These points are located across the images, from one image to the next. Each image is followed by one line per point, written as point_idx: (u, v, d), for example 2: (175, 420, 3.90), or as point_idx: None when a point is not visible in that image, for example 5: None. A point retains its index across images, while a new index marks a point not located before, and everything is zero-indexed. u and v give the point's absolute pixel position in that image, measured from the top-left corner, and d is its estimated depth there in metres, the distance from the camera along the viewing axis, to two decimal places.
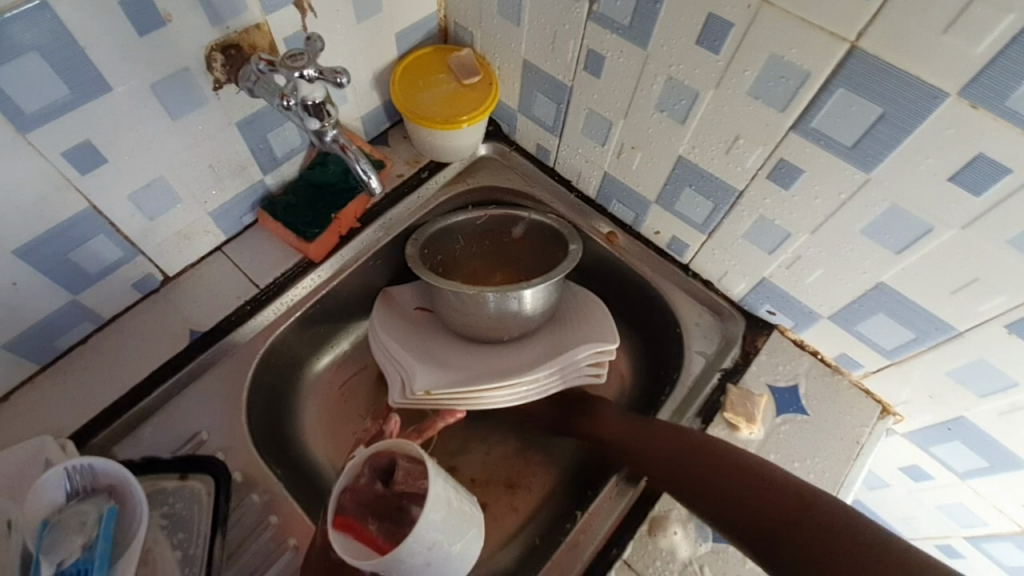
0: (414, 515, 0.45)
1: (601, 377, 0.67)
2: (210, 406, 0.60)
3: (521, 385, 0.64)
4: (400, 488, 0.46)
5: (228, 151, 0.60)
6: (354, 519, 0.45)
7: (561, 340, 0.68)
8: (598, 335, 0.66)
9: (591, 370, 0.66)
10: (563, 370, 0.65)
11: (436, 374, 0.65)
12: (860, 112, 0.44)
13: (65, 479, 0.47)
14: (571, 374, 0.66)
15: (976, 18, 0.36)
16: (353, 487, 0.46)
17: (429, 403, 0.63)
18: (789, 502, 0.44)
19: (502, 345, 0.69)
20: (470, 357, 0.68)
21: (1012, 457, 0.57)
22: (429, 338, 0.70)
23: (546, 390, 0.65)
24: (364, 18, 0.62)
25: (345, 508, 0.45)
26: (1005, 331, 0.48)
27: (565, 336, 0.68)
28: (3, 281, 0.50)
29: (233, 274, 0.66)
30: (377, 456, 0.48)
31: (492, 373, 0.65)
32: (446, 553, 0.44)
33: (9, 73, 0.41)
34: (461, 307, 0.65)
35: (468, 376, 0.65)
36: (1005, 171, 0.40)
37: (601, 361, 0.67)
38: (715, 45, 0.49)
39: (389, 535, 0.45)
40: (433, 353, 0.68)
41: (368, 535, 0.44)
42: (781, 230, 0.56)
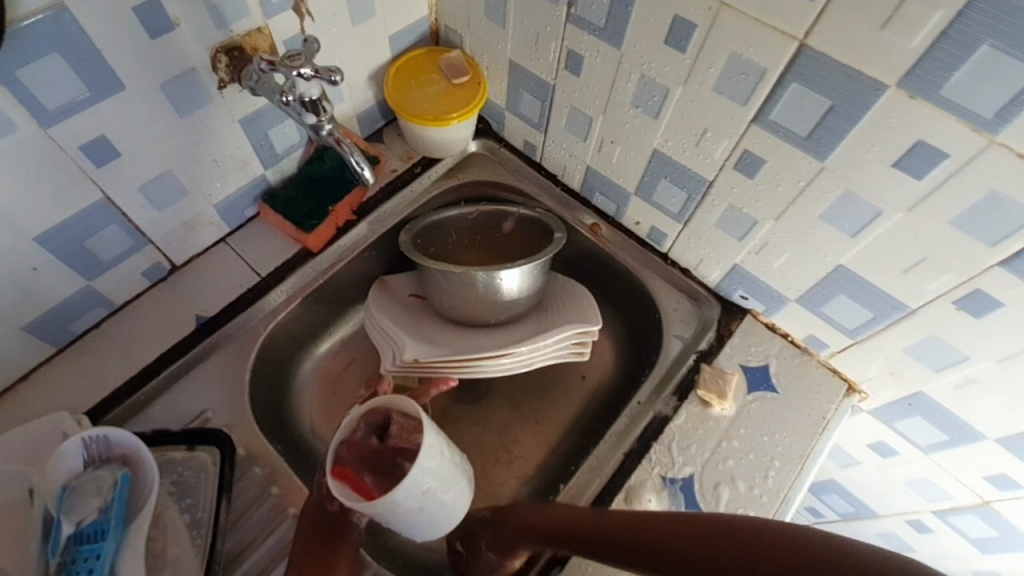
0: (405, 470, 0.49)
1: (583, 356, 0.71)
2: (215, 386, 0.64)
3: (505, 359, 0.68)
4: (395, 442, 0.49)
5: (231, 146, 0.64)
6: (352, 471, 0.48)
7: (546, 321, 0.71)
8: (581, 317, 0.70)
9: (573, 348, 0.70)
10: (546, 346, 0.69)
11: (425, 347, 0.69)
12: (812, 105, 0.48)
13: (82, 448, 0.51)
14: (554, 351, 0.70)
15: (910, 16, 0.39)
16: (350, 441, 0.49)
17: (418, 371, 0.68)
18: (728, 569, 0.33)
19: (490, 327, 0.73)
20: (459, 336, 0.72)
21: (969, 430, 0.60)
22: (421, 320, 0.74)
23: (529, 365, 0.69)
24: (359, 22, 0.66)
25: (343, 460, 0.49)
26: (953, 308, 0.51)
27: (550, 318, 0.72)
28: (24, 266, 0.54)
29: (236, 263, 0.70)
30: (373, 412, 0.51)
31: (479, 348, 0.69)
32: (440, 500, 0.49)
33: (32, 72, 0.45)
34: (450, 287, 0.69)
35: (455, 350, 0.69)
36: (943, 156, 0.43)
37: (583, 342, 0.70)
38: (682, 44, 0.52)
39: (382, 487, 0.48)
40: (424, 332, 0.72)
41: (363, 485, 0.48)
42: (747, 218, 0.60)
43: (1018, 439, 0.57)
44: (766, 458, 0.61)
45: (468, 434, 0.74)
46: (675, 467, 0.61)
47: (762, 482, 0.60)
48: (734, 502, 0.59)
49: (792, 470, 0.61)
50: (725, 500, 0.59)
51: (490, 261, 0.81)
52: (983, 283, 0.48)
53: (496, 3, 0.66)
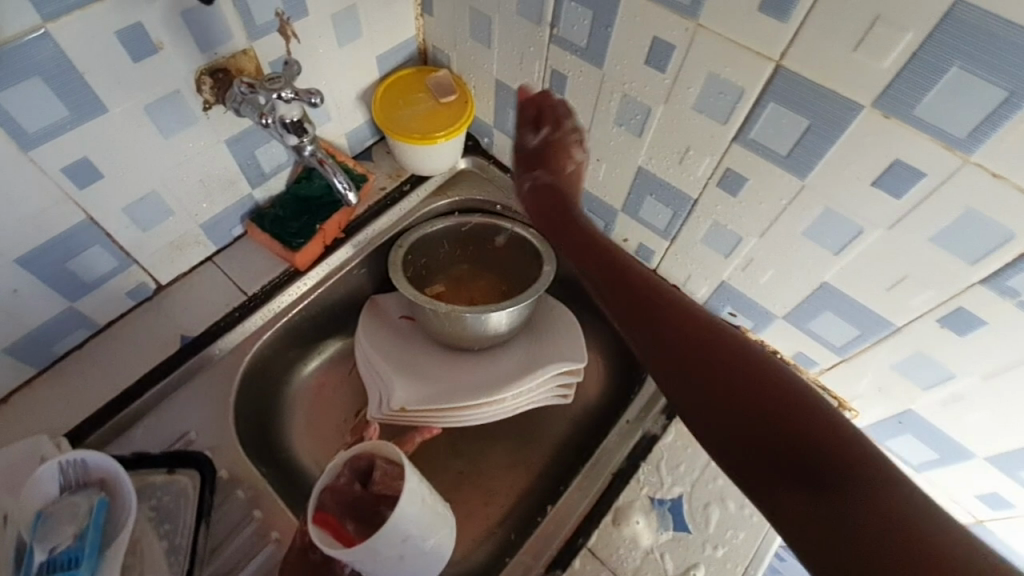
0: (386, 516, 0.49)
1: (567, 399, 0.71)
2: (199, 407, 0.63)
3: (490, 407, 0.68)
4: (378, 489, 0.50)
5: (218, 166, 0.64)
6: (334, 518, 0.48)
7: (534, 359, 0.70)
8: (569, 356, 0.70)
9: (555, 392, 0.70)
10: (532, 390, 0.69)
11: (413, 390, 0.68)
12: (790, 124, 0.48)
13: (59, 472, 0.50)
14: (539, 394, 0.69)
15: (879, 38, 0.40)
16: (333, 487, 0.49)
17: (403, 419, 0.67)
18: (819, 426, 0.36)
19: (479, 359, 0.72)
20: (447, 372, 0.71)
21: (960, 448, 0.59)
22: (410, 351, 0.73)
23: (515, 411, 0.69)
24: (345, 43, 0.67)
25: (326, 507, 0.49)
26: (938, 325, 0.51)
27: (539, 354, 0.71)
28: (5, 287, 0.54)
29: (223, 282, 0.70)
30: (356, 458, 0.51)
31: (466, 390, 0.69)
32: (419, 548, 0.49)
33: (13, 96, 0.46)
34: (439, 324, 0.69)
35: (443, 394, 0.68)
36: (920, 175, 0.43)
37: (568, 382, 0.70)
38: (662, 64, 0.53)
39: (364, 535, 0.49)
40: (413, 367, 0.71)
41: (345, 534, 0.48)
42: (732, 235, 0.60)
43: (1008, 457, 0.56)
44: None
45: (456, 454, 0.73)
46: (664, 487, 0.60)
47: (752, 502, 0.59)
48: (724, 523, 0.58)
49: None
50: (715, 521, 0.58)
51: (482, 274, 0.81)
52: (965, 300, 0.48)
53: (481, 24, 0.66)
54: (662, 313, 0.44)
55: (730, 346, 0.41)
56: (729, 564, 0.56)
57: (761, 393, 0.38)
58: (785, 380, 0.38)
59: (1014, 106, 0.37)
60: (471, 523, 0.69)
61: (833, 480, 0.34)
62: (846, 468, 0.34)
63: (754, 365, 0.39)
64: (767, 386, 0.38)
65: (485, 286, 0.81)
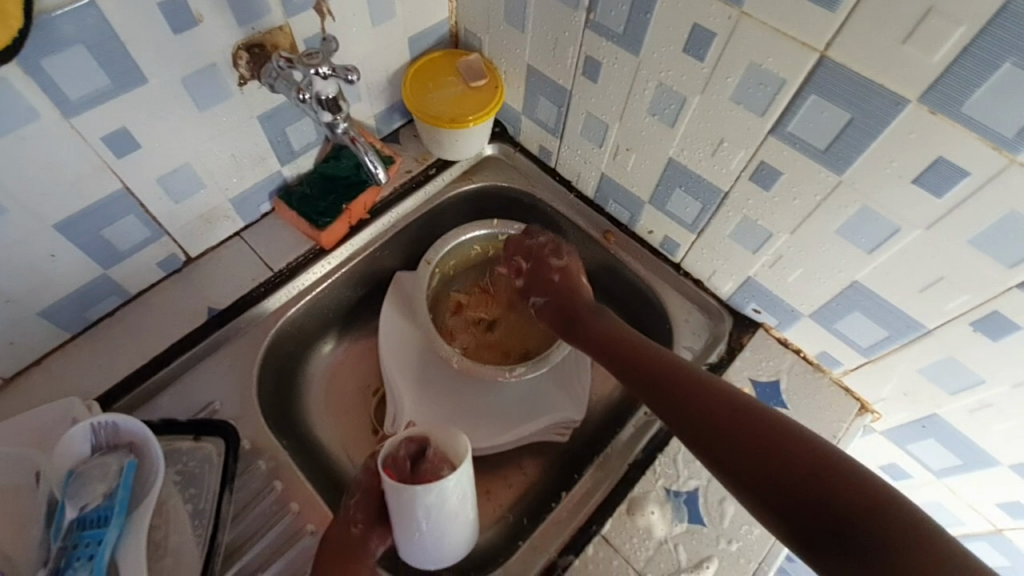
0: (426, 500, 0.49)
1: (563, 439, 0.72)
2: (224, 378, 0.64)
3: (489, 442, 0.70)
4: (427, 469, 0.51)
5: (250, 142, 0.65)
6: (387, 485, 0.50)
7: (539, 397, 0.73)
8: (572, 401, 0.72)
9: (557, 431, 0.72)
10: (532, 428, 0.71)
11: (425, 413, 0.72)
12: (832, 118, 0.47)
13: (91, 433, 0.52)
14: (540, 430, 0.72)
15: (933, 29, 0.38)
16: (392, 457, 0.52)
17: None
18: (789, 442, 0.43)
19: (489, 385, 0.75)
20: (458, 396, 0.74)
21: (984, 455, 0.58)
22: (429, 368, 0.75)
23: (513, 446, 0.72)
24: (379, 22, 0.67)
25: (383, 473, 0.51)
26: (971, 329, 0.50)
27: (545, 391, 0.73)
28: (43, 252, 0.55)
29: (250, 257, 0.71)
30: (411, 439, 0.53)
31: (470, 422, 0.72)
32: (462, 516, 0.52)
33: (57, 62, 0.46)
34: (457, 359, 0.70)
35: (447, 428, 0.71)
36: (964, 173, 0.42)
37: (567, 425, 0.72)
38: (700, 53, 0.52)
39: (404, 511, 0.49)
40: (428, 386, 0.74)
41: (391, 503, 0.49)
42: (762, 231, 0.59)
43: None
44: None
45: None
46: (680, 479, 0.60)
47: None
48: (739, 518, 0.58)
49: None
50: (730, 515, 0.58)
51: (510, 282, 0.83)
52: (1001, 304, 0.47)
53: (515, 8, 0.66)
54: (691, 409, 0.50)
55: (745, 429, 0.45)
56: (742, 558, 0.56)
57: (787, 463, 0.42)
58: (808, 451, 0.42)
59: None
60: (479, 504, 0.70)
61: (859, 537, 0.37)
62: (874, 513, 0.38)
63: (774, 435, 0.44)
64: (787, 466, 0.42)
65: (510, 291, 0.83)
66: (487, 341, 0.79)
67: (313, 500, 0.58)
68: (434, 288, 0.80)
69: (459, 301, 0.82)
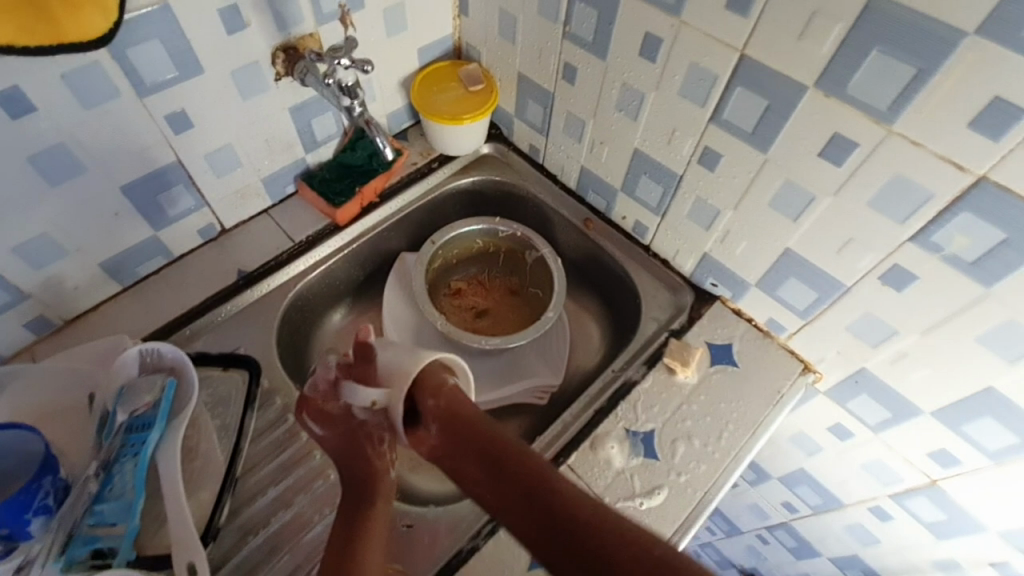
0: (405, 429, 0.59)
1: (540, 401, 0.82)
2: (249, 328, 0.75)
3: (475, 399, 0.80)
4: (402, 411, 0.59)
5: (282, 130, 0.77)
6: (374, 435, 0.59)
7: (520, 366, 0.83)
8: (547, 373, 0.83)
9: (535, 395, 0.82)
10: (513, 391, 0.81)
11: None
12: (755, 105, 0.57)
13: (139, 358, 0.63)
14: (520, 393, 0.81)
15: (818, 29, 0.49)
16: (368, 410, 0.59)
17: None
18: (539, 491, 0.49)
19: (477, 355, 0.83)
20: (449, 362, 0.83)
21: (909, 405, 0.65)
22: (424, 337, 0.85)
23: (496, 404, 0.81)
24: (394, 33, 0.80)
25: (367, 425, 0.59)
26: (880, 284, 0.59)
27: (525, 361, 0.84)
28: (109, 210, 0.67)
29: (275, 230, 0.82)
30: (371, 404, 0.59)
31: None
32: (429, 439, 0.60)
33: (138, 53, 0.59)
34: (447, 332, 0.79)
35: None
36: (855, 145, 0.52)
37: (544, 390, 0.82)
38: (653, 56, 0.63)
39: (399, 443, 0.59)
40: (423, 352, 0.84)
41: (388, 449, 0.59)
42: (711, 208, 0.69)
43: (950, 412, 0.62)
44: (722, 422, 0.69)
45: None
46: (639, 422, 0.69)
47: (717, 441, 0.68)
48: (689, 456, 0.67)
49: (744, 434, 0.68)
50: (681, 453, 0.67)
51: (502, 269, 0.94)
52: (899, 259, 0.56)
53: (507, 23, 0.78)
54: (526, 501, 0.49)
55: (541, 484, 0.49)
56: (689, 488, 0.65)
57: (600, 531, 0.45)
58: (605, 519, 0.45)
59: (921, 82, 0.46)
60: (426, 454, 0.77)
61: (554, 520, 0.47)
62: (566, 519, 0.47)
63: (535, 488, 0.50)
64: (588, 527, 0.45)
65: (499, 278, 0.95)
66: (475, 326, 0.91)
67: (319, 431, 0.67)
68: (436, 273, 0.91)
69: (458, 288, 0.93)
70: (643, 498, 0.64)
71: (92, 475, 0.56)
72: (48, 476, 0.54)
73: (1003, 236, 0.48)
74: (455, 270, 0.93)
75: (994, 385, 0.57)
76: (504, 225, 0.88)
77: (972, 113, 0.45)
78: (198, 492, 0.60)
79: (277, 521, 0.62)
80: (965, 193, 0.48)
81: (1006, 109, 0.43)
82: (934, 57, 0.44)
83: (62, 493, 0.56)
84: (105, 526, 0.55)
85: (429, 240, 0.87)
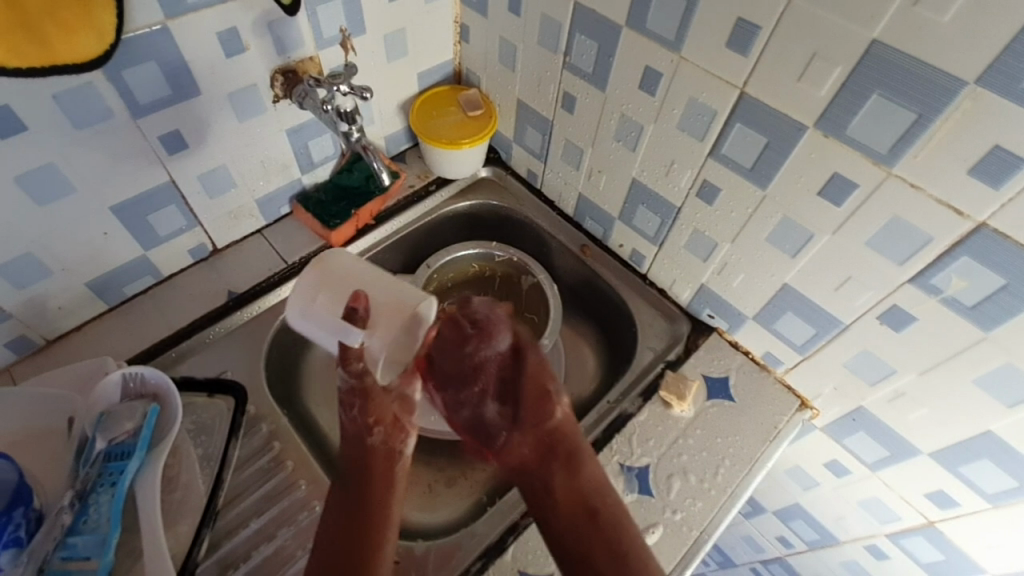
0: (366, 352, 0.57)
1: None
2: (237, 352, 0.73)
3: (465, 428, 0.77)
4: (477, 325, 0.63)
5: (278, 151, 0.76)
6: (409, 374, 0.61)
7: None
8: None
9: None
10: None
11: None
12: (753, 142, 0.57)
13: (122, 382, 0.61)
14: None
15: (819, 70, 0.49)
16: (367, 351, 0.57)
17: None
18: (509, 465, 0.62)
19: None
20: None
21: (906, 445, 0.65)
22: None
23: None
24: (393, 57, 0.79)
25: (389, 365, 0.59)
26: (878, 322, 0.58)
27: None
28: (98, 230, 0.65)
29: (268, 251, 0.81)
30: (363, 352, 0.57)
31: None
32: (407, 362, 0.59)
33: (132, 74, 0.58)
34: None
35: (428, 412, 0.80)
36: (853, 185, 0.52)
37: None
38: (653, 89, 0.63)
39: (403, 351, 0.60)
40: None
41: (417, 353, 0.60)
42: (709, 241, 0.69)
43: (948, 453, 0.61)
44: (718, 457, 0.68)
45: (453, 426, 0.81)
46: (633, 456, 0.67)
47: (712, 477, 0.66)
48: (684, 493, 0.65)
49: (740, 472, 0.67)
50: (676, 490, 0.65)
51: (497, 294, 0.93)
52: (898, 299, 0.55)
53: (508, 51, 0.78)
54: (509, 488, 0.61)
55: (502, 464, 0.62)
56: (685, 527, 0.63)
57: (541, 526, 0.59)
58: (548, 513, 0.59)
59: (922, 127, 0.46)
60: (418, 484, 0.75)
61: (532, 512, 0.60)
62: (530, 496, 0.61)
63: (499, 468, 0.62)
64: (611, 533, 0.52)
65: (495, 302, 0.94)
66: None
67: (306, 460, 0.66)
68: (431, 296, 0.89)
69: None
70: None
71: (66, 507, 0.54)
72: (19, 508, 0.52)
73: (1002, 281, 0.48)
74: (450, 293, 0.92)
75: (994, 429, 0.56)
76: (501, 250, 0.88)
77: (971, 160, 0.45)
78: (176, 525, 0.58)
79: (257, 556, 0.59)
80: (965, 238, 0.48)
81: (1005, 157, 0.43)
82: (934, 103, 0.44)
83: (34, 525, 0.53)
84: (78, 560, 0.52)
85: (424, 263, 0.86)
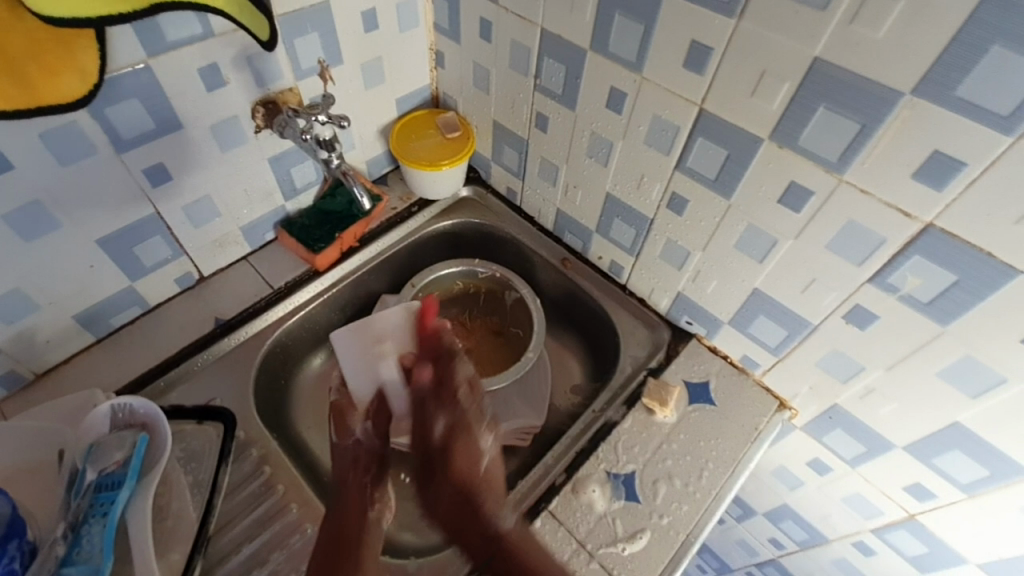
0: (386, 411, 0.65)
1: (524, 445, 0.82)
2: (225, 377, 0.74)
3: None
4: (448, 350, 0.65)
5: (261, 179, 0.78)
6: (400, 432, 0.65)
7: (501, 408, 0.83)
8: (530, 414, 0.82)
9: (519, 436, 0.82)
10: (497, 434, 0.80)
11: None
12: (715, 154, 0.60)
13: (111, 413, 0.62)
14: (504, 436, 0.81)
15: (769, 86, 0.52)
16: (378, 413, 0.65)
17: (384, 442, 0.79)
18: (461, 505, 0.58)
19: None
20: None
21: (881, 439, 0.66)
22: None
23: None
24: (371, 85, 0.82)
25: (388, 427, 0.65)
26: (844, 322, 0.61)
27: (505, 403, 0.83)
28: (85, 263, 0.67)
29: (254, 277, 0.82)
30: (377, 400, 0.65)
31: None
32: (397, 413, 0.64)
33: (116, 112, 0.60)
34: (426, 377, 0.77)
35: None
36: (810, 192, 0.55)
37: (527, 431, 0.82)
38: (619, 108, 0.66)
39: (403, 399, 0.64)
40: None
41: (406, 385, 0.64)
42: (682, 250, 0.72)
43: (921, 446, 0.63)
44: (701, 460, 0.69)
45: None
46: (619, 464, 0.69)
47: (697, 480, 0.68)
48: (670, 497, 0.67)
49: (723, 473, 0.68)
50: (661, 494, 0.67)
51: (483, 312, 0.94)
52: (861, 299, 0.58)
53: (481, 75, 0.81)
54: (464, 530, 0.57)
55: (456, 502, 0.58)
56: (672, 531, 0.64)
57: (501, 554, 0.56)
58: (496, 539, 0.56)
59: (866, 136, 0.49)
60: (411, 501, 0.76)
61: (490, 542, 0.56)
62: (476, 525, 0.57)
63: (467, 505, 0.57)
64: (524, 562, 0.54)
65: (482, 318, 0.95)
66: None
67: (296, 482, 0.66)
68: None
69: None
70: (626, 543, 0.63)
71: (60, 538, 0.55)
72: (14, 540, 0.53)
73: (954, 278, 0.50)
74: (437, 311, 0.93)
75: (961, 421, 0.58)
76: (484, 266, 0.90)
77: (915, 165, 0.47)
78: (168, 552, 0.58)
79: None
80: (916, 238, 0.50)
81: (945, 161, 0.46)
82: (875, 113, 0.47)
83: (28, 558, 0.54)
84: None
85: (409, 282, 0.88)
